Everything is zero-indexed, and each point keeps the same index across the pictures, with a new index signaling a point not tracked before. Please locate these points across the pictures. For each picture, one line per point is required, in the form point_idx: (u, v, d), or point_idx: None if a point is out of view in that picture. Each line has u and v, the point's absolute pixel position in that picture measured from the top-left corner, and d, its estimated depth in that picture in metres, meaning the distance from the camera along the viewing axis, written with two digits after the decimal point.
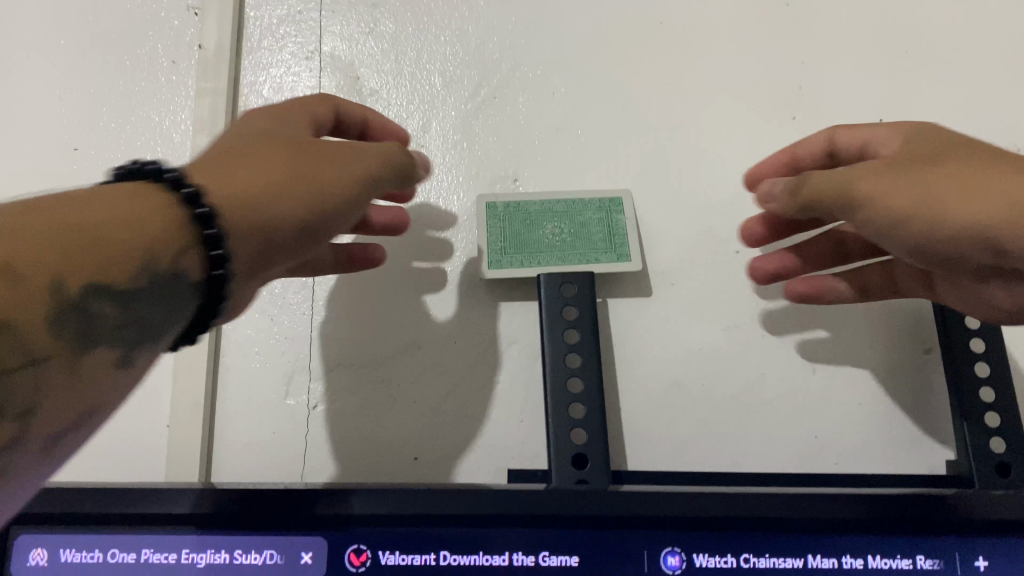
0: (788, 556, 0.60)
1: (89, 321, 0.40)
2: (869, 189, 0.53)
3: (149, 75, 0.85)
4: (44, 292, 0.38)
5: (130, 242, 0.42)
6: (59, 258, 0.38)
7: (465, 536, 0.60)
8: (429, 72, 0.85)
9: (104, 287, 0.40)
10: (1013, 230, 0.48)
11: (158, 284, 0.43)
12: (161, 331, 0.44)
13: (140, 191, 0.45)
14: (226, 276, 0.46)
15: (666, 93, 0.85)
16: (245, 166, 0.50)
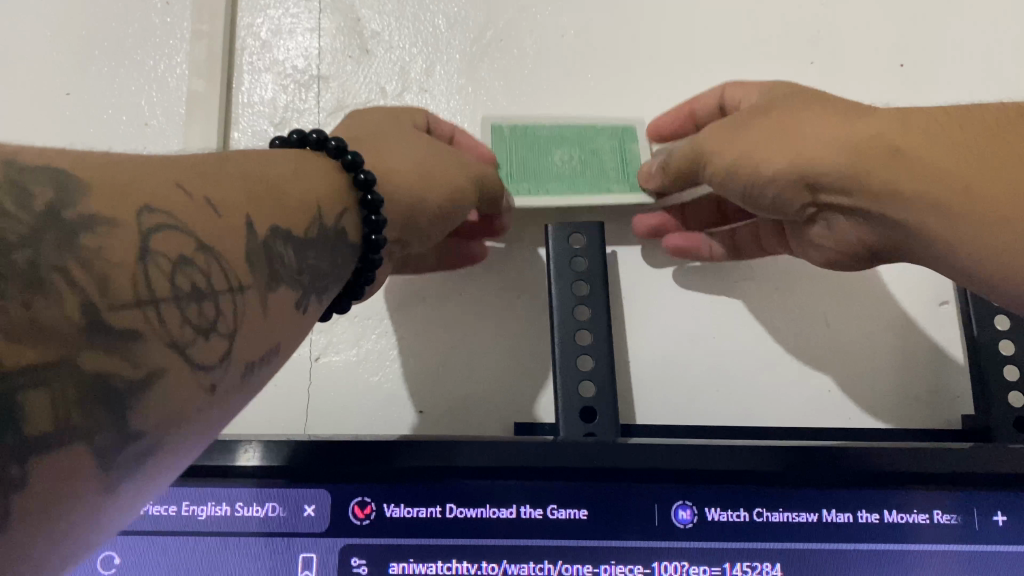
0: (802, 510, 0.59)
1: (279, 261, 0.41)
2: (715, 147, 0.62)
3: (143, 17, 0.82)
4: (244, 226, 0.39)
5: (299, 194, 0.45)
6: (251, 201, 0.41)
7: (472, 489, 0.59)
8: (432, 13, 0.82)
9: (285, 228, 0.42)
10: (829, 173, 0.55)
11: (322, 235, 0.46)
12: (329, 285, 0.47)
13: (309, 160, 0.49)
14: (381, 238, 0.51)
15: (679, 36, 0.82)
16: (398, 155, 0.58)
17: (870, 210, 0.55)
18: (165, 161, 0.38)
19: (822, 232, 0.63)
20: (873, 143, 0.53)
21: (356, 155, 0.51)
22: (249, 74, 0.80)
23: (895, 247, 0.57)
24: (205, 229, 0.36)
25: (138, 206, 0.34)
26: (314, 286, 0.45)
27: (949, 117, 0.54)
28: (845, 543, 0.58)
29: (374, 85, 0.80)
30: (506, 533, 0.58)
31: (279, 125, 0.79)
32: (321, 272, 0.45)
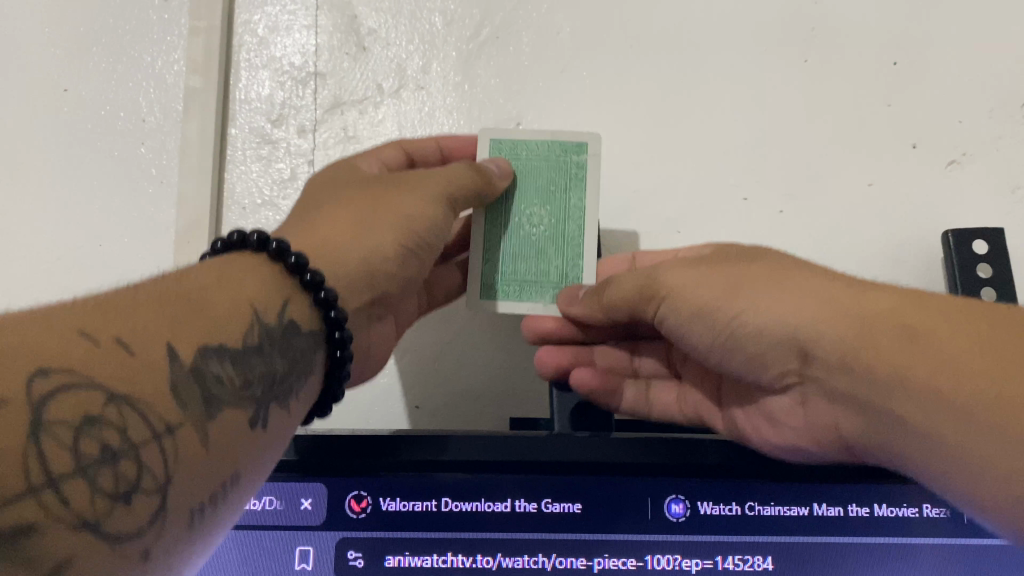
0: (793, 504, 0.59)
1: (217, 381, 0.42)
2: (673, 284, 0.60)
3: (139, 13, 0.82)
4: (166, 356, 0.40)
5: (227, 302, 0.46)
6: (170, 326, 0.42)
7: (467, 482, 0.59)
8: (429, 11, 0.82)
9: (217, 345, 0.43)
10: (816, 337, 0.53)
11: (266, 337, 0.47)
12: (290, 384, 0.49)
13: (236, 264, 0.51)
14: (339, 314, 0.53)
15: (675, 34, 0.82)
16: (339, 221, 0.58)
17: (859, 387, 0.52)
18: (69, 308, 0.40)
19: (787, 408, 0.60)
20: (877, 315, 0.51)
21: (281, 240, 0.52)
22: (246, 70, 0.80)
23: (870, 434, 0.53)
24: (115, 374, 0.37)
25: (34, 371, 0.34)
26: (267, 392, 0.46)
27: (932, 298, 0.53)
28: (837, 536, 0.59)
29: (370, 82, 0.80)
30: (501, 527, 0.59)
31: (276, 122, 0.80)
32: (272, 374, 0.47)
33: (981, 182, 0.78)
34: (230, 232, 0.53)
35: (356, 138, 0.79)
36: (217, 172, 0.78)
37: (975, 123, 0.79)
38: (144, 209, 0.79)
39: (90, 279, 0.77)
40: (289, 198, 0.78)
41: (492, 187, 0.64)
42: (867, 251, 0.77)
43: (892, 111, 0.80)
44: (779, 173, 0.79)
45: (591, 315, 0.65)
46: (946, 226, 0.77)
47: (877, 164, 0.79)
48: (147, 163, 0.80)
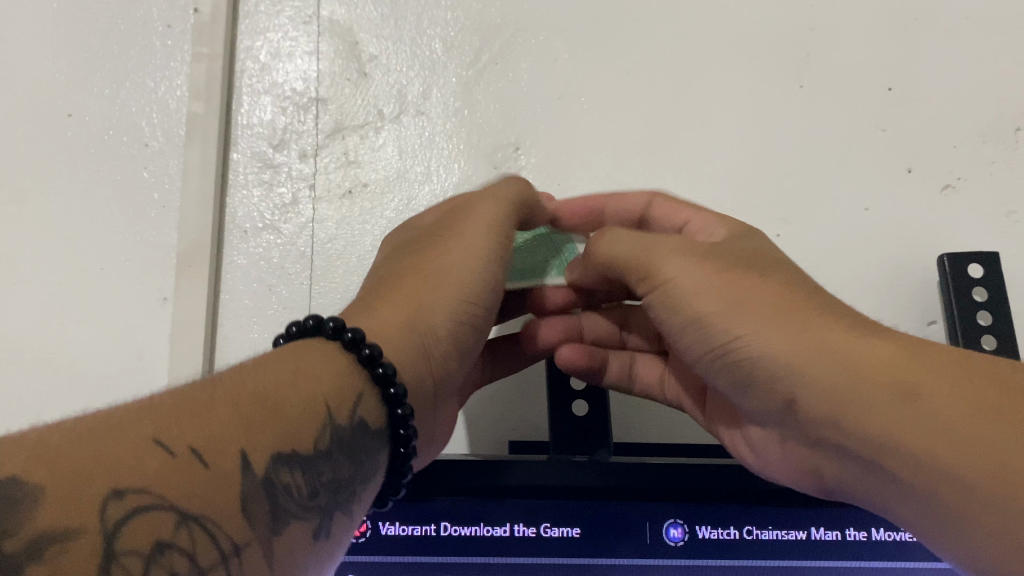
0: (791, 528, 0.60)
1: (284, 494, 0.42)
2: (671, 273, 0.57)
3: (143, 39, 0.83)
4: (237, 468, 0.40)
5: (303, 402, 0.46)
6: (242, 432, 0.41)
7: (466, 507, 0.60)
8: (429, 37, 0.83)
9: (288, 453, 0.43)
10: (810, 375, 0.50)
11: (336, 441, 0.46)
12: (354, 487, 0.48)
13: (311, 353, 0.50)
14: (407, 412, 0.51)
15: (671, 60, 0.83)
16: (403, 295, 0.57)
17: (836, 439, 0.50)
18: (148, 414, 0.40)
19: (765, 440, 0.58)
20: (883, 369, 0.48)
21: (356, 330, 0.51)
22: (248, 96, 0.81)
23: (857, 486, 0.52)
24: (186, 490, 0.37)
25: (108, 493, 0.34)
26: (333, 499, 0.45)
27: (974, 359, 0.49)
28: (833, 561, 0.59)
29: (371, 108, 0.81)
30: (500, 552, 0.59)
31: (278, 146, 0.80)
32: (339, 479, 0.46)
33: (975, 206, 0.79)
34: (307, 317, 0.52)
35: (357, 163, 0.80)
36: (218, 196, 0.79)
37: (968, 148, 0.80)
38: (146, 232, 0.79)
39: (91, 301, 0.77)
40: (290, 221, 0.79)
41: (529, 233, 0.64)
42: (864, 273, 0.78)
43: (887, 136, 0.81)
44: (775, 198, 0.80)
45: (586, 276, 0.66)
46: (942, 248, 0.78)
47: (872, 188, 0.80)
48: (149, 188, 0.80)
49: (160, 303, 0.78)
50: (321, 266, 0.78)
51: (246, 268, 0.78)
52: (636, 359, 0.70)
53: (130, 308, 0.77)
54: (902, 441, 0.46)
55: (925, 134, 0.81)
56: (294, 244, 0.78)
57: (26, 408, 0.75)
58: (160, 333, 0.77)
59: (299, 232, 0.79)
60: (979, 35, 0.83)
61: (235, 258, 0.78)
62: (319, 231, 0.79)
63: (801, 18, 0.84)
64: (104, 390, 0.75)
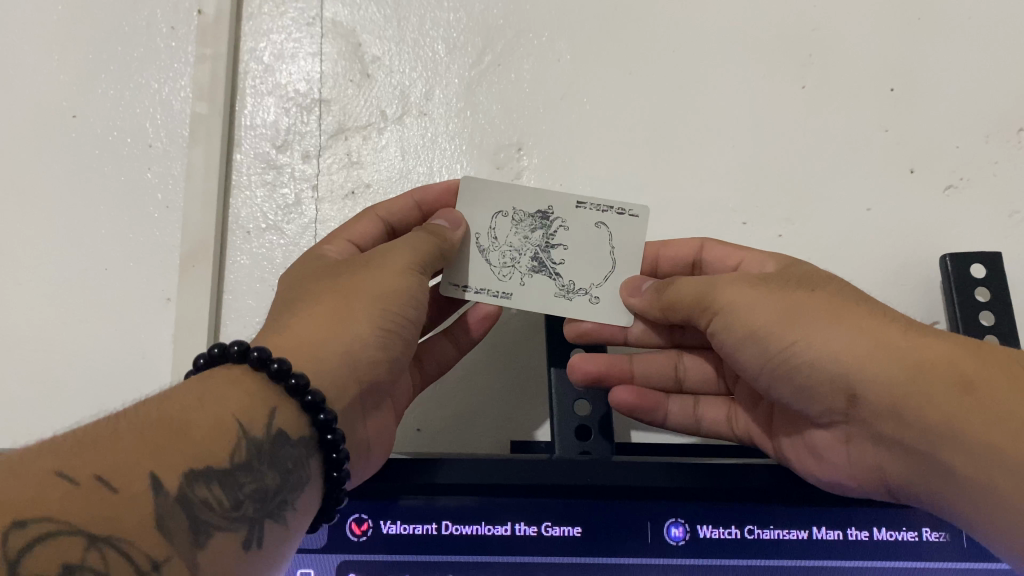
0: (793, 528, 0.60)
1: (200, 507, 0.44)
2: (730, 298, 0.59)
3: (147, 41, 0.83)
4: (147, 489, 0.42)
5: (210, 420, 0.47)
6: (148, 456, 0.43)
7: (466, 506, 0.60)
8: (432, 39, 0.83)
9: (199, 469, 0.44)
10: (881, 386, 0.53)
11: (254, 453, 0.47)
12: (284, 497, 0.48)
13: (215, 379, 0.50)
14: (329, 415, 0.51)
15: (674, 61, 0.83)
16: (312, 314, 0.57)
17: (908, 441, 0.53)
18: (52, 451, 0.43)
19: (828, 442, 0.61)
20: (938, 368, 0.52)
21: (262, 348, 0.51)
22: (252, 97, 0.82)
23: (922, 482, 0.54)
24: (90, 512, 0.40)
25: (10, 525, 0.38)
26: (260, 508, 0.46)
27: (982, 346, 0.53)
28: (836, 561, 0.59)
29: (374, 108, 0.82)
30: (502, 551, 0.59)
31: (281, 147, 0.81)
32: (265, 488, 0.47)
33: (978, 206, 0.79)
34: (212, 346, 0.52)
35: (359, 163, 0.81)
36: (221, 198, 0.79)
37: (971, 148, 0.80)
38: (149, 233, 0.80)
39: (94, 302, 0.78)
40: (293, 222, 0.79)
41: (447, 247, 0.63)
42: (865, 274, 0.78)
43: (889, 137, 0.81)
44: (777, 197, 0.80)
45: (648, 311, 0.65)
46: (945, 249, 0.78)
47: (875, 189, 0.80)
48: (153, 189, 0.81)
49: (164, 303, 0.78)
50: None
51: (250, 269, 0.78)
52: (699, 400, 0.71)
53: (135, 308, 0.78)
54: (955, 430, 0.50)
55: (927, 135, 0.81)
56: (297, 245, 0.79)
57: (28, 409, 0.75)
58: (163, 333, 0.77)
59: (302, 232, 0.79)
60: (981, 35, 0.83)
61: (239, 258, 0.79)
62: (322, 231, 0.79)
63: (804, 19, 0.84)
64: (107, 390, 0.76)
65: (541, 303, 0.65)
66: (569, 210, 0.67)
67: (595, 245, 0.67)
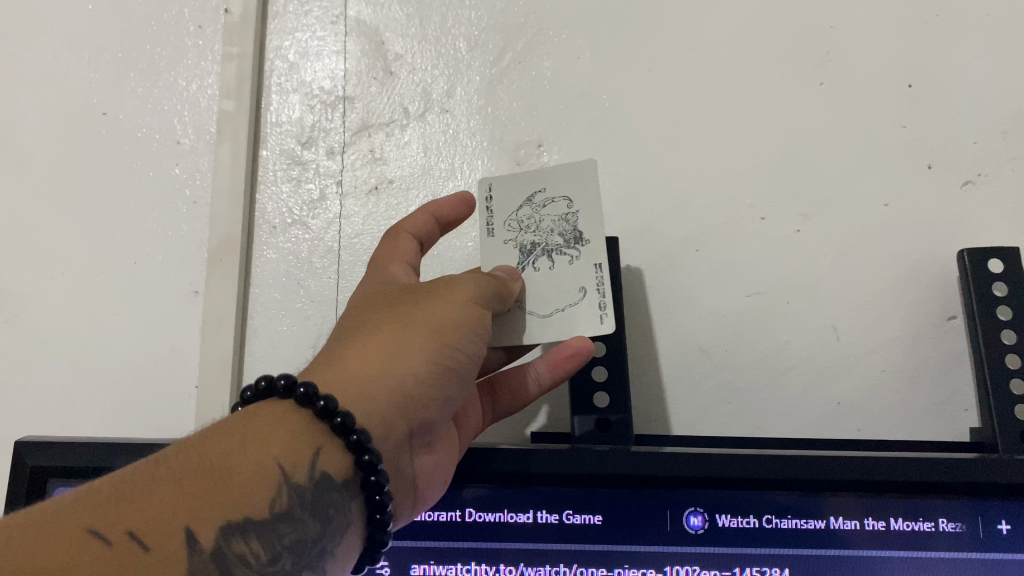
0: (811, 518, 0.61)
1: (234, 564, 0.45)
2: None
3: (175, 40, 0.85)
4: (182, 546, 0.44)
5: (254, 465, 0.48)
6: (185, 511, 0.45)
7: (489, 496, 0.62)
8: (453, 37, 0.85)
9: (235, 523, 0.46)
10: None
11: (296, 501, 0.49)
12: (324, 546, 0.50)
13: (262, 415, 0.51)
14: (375, 458, 0.51)
15: (691, 59, 0.84)
16: (369, 346, 0.57)
17: None
18: (93, 499, 0.45)
19: None
20: None
21: (309, 384, 0.51)
22: (277, 94, 0.83)
23: None
24: (124, 574, 0.41)
25: None
26: (297, 561, 0.48)
27: None
28: (850, 550, 0.60)
29: (397, 106, 0.83)
30: (525, 538, 0.61)
31: (306, 144, 0.82)
32: (304, 538, 0.49)
33: (997, 202, 0.79)
34: (259, 380, 0.53)
35: (383, 160, 0.82)
36: (248, 193, 0.81)
37: (989, 143, 0.80)
38: (177, 228, 0.81)
39: (125, 294, 0.80)
40: (318, 217, 0.81)
41: (506, 289, 0.62)
42: (882, 267, 0.79)
43: (907, 133, 0.82)
44: (796, 193, 0.81)
45: None
46: (963, 244, 0.78)
47: (893, 184, 0.80)
48: (181, 185, 0.82)
49: (192, 297, 0.80)
50: (348, 261, 0.80)
51: (276, 263, 0.80)
52: None
53: (164, 302, 0.80)
54: None
55: (944, 130, 0.81)
56: (322, 239, 0.80)
57: (65, 398, 0.77)
58: (190, 327, 0.79)
59: (327, 228, 0.81)
60: (1001, 30, 0.83)
61: (265, 252, 0.80)
62: (347, 227, 0.81)
63: (822, 15, 0.84)
64: (138, 381, 0.78)
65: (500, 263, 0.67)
66: (586, 261, 0.66)
67: (563, 281, 0.66)
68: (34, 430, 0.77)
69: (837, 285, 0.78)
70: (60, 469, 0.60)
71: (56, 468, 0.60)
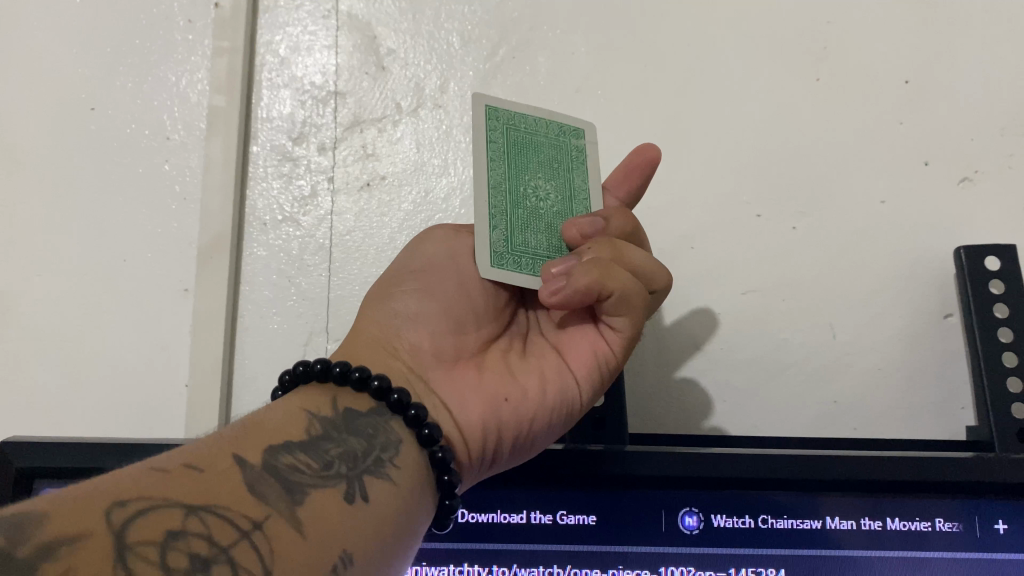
0: (807, 517, 0.60)
1: (290, 473, 0.44)
2: None
3: (165, 34, 0.84)
4: (233, 465, 0.43)
5: (278, 414, 0.49)
6: (229, 446, 0.45)
7: (483, 497, 0.61)
8: (446, 31, 0.84)
9: (277, 445, 0.46)
10: None
11: (328, 428, 0.49)
12: (377, 456, 0.49)
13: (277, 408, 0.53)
14: (383, 377, 0.51)
15: (687, 54, 0.83)
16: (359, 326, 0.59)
17: None
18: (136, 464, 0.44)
19: None
20: None
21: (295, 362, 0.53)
22: (268, 89, 0.82)
23: None
24: (186, 486, 0.40)
25: (110, 505, 0.37)
26: (353, 469, 0.47)
27: None
28: (847, 550, 0.60)
29: (389, 101, 0.82)
30: (520, 539, 0.61)
31: (297, 139, 0.81)
32: (351, 451, 0.48)
33: (993, 200, 0.78)
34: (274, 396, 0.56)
35: (374, 156, 0.81)
36: (238, 189, 0.80)
37: (986, 141, 0.80)
38: (167, 224, 0.80)
39: (114, 291, 0.79)
40: (309, 214, 0.80)
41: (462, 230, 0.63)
42: (877, 265, 0.78)
43: (903, 130, 0.81)
44: (791, 189, 0.80)
45: None
46: (959, 242, 0.77)
47: (889, 182, 0.80)
48: (171, 181, 0.81)
49: (182, 294, 0.79)
50: (339, 258, 0.79)
51: (266, 260, 0.79)
52: None
53: (154, 299, 0.79)
54: None
55: (941, 127, 0.80)
56: (313, 236, 0.80)
57: (53, 397, 0.76)
58: (181, 325, 0.78)
59: (318, 224, 0.80)
60: (998, 26, 0.82)
61: (255, 250, 0.79)
62: (338, 224, 0.80)
63: (818, 11, 0.84)
64: (127, 379, 0.77)
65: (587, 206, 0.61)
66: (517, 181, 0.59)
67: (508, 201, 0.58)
68: (22, 429, 0.76)
69: (832, 282, 0.78)
70: (46, 469, 0.59)
71: (42, 468, 0.59)
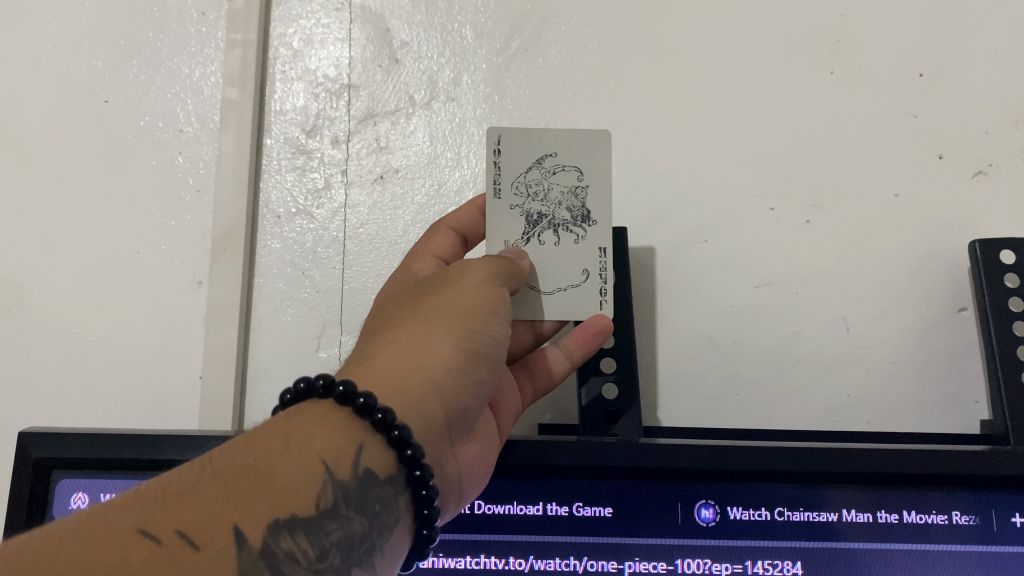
0: (824, 510, 0.60)
1: (286, 560, 0.44)
2: None
3: (178, 26, 0.84)
4: (231, 542, 0.43)
5: (297, 463, 0.47)
6: (233, 507, 0.44)
7: (499, 489, 0.61)
8: (459, 24, 0.84)
9: (283, 516, 0.45)
10: None
11: (340, 498, 0.48)
12: (373, 541, 0.49)
13: (301, 416, 0.51)
14: (416, 451, 0.51)
15: (700, 47, 0.83)
16: (396, 341, 0.56)
17: None
18: (138, 497, 0.44)
19: None
20: None
21: (346, 382, 0.50)
22: (281, 82, 0.82)
23: None
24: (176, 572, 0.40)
25: None
26: (347, 557, 0.47)
27: None
28: (861, 543, 0.60)
29: (403, 94, 0.82)
30: (535, 531, 0.61)
31: (310, 133, 0.81)
32: (352, 534, 0.47)
33: (1007, 193, 0.78)
34: (298, 381, 0.52)
35: (388, 149, 0.81)
36: (252, 182, 0.80)
37: (1000, 133, 0.79)
38: (180, 217, 0.81)
39: (127, 283, 0.79)
40: (323, 207, 0.80)
41: (516, 268, 0.62)
42: (891, 257, 0.78)
43: (917, 123, 0.81)
44: (805, 182, 0.80)
45: None
46: (973, 235, 0.77)
47: (902, 175, 0.79)
48: (184, 173, 0.82)
49: (195, 287, 0.79)
50: (353, 250, 0.79)
51: (280, 253, 0.79)
52: None
53: (167, 291, 0.79)
54: None
55: (955, 119, 0.80)
56: (327, 229, 0.80)
57: (67, 389, 0.77)
58: (194, 316, 0.78)
59: (332, 217, 0.80)
60: (1014, 17, 0.82)
61: (269, 242, 0.79)
62: (352, 217, 0.80)
63: (834, 2, 0.83)
64: (141, 371, 0.77)
65: (498, 229, 0.65)
66: (592, 243, 0.66)
67: None
68: (38, 420, 0.76)
69: (845, 275, 0.78)
70: (63, 459, 0.60)
71: (59, 459, 0.59)
